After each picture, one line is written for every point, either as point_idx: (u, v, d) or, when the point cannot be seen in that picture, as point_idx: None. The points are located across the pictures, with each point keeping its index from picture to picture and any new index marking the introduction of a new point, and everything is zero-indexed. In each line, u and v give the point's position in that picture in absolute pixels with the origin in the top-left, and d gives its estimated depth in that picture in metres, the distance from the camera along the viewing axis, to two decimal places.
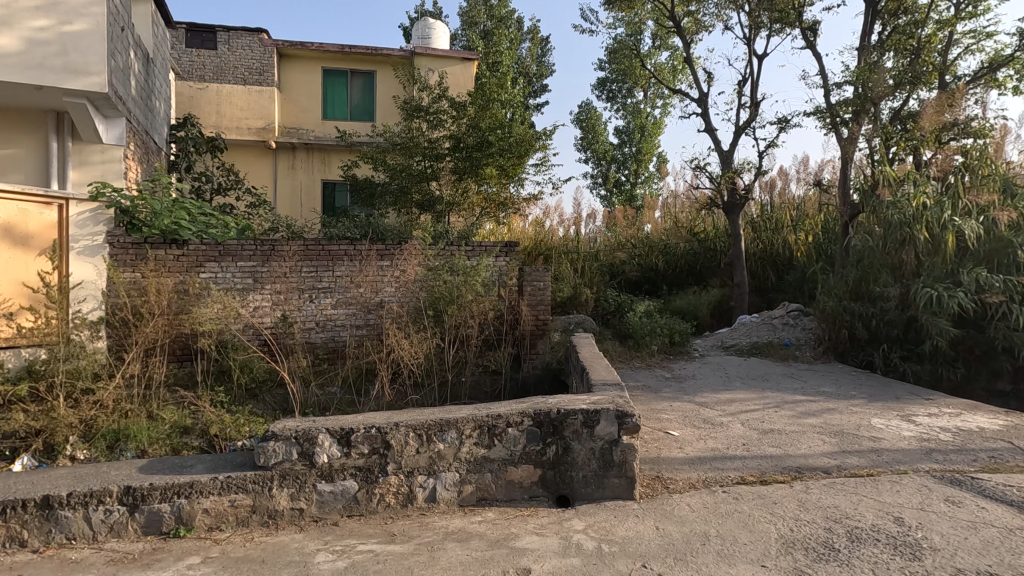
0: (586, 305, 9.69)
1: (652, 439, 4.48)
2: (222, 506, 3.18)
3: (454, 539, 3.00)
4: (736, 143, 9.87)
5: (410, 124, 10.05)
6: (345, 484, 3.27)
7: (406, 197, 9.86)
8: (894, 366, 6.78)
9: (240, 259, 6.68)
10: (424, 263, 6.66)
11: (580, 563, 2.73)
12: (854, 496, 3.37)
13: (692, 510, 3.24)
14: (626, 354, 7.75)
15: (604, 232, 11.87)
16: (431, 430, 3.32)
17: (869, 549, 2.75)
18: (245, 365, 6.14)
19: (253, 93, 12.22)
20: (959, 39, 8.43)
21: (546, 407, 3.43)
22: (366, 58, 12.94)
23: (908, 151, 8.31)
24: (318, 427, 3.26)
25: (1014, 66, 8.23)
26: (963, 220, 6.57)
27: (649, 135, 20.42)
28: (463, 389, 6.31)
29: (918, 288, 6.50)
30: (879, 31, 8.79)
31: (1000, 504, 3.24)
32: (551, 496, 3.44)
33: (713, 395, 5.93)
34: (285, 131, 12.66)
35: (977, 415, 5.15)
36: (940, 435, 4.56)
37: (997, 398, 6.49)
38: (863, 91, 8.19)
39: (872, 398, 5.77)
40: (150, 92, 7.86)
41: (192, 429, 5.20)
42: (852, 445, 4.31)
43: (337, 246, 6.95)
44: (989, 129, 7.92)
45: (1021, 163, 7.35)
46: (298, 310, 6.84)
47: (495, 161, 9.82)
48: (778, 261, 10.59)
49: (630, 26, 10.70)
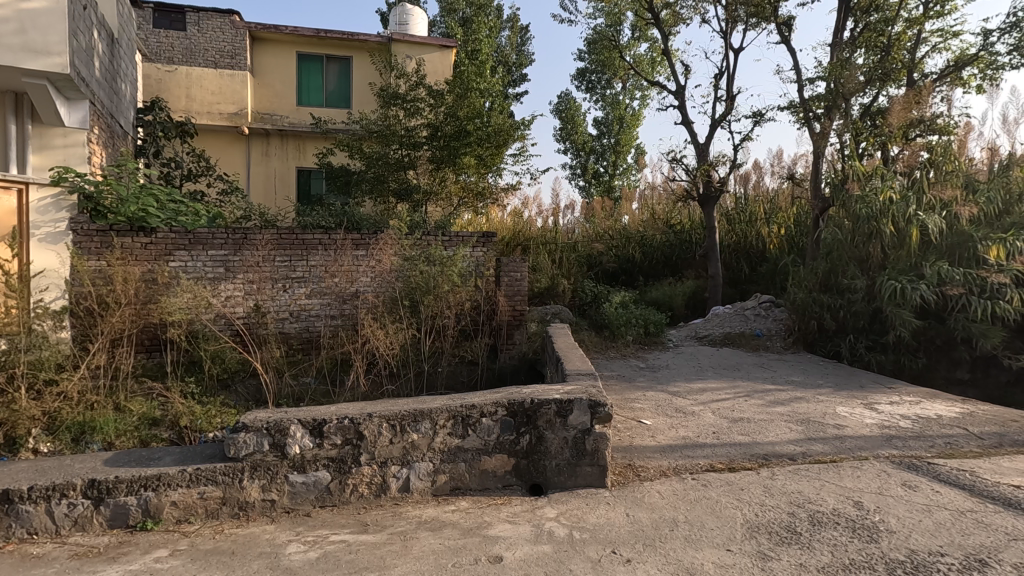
0: (563, 296, 9.73)
1: (625, 428, 4.56)
2: (191, 499, 3.14)
3: (427, 528, 3.01)
4: (712, 135, 9.99)
5: (387, 111, 9.90)
6: (317, 475, 3.25)
7: (382, 185, 9.76)
8: (859, 357, 6.98)
9: (211, 248, 6.55)
10: (400, 253, 6.59)
11: (551, 549, 2.77)
12: (817, 482, 3.48)
13: (662, 497, 3.32)
14: (602, 344, 7.83)
15: (582, 223, 11.97)
16: (404, 421, 3.32)
17: (829, 532, 2.85)
18: (217, 355, 6.05)
19: (225, 77, 11.90)
20: (927, 37, 8.63)
21: (519, 397, 3.45)
22: (341, 44, 12.70)
23: (877, 147, 8.56)
24: (289, 418, 3.22)
25: (978, 66, 8.48)
26: (928, 215, 6.74)
27: (628, 127, 20.51)
28: (440, 378, 6.31)
29: (883, 280, 6.70)
30: (851, 27, 8.94)
31: (954, 488, 3.39)
32: (524, 484, 3.48)
33: (686, 384, 6.05)
34: (258, 117, 12.39)
35: (936, 403, 5.37)
36: (900, 422, 4.73)
37: (955, 387, 6.69)
38: (836, 87, 8.34)
39: (838, 387, 5.94)
40: (115, 73, 7.59)
41: (161, 422, 5.21)
42: (817, 433, 4.44)
43: (312, 235, 6.85)
44: (953, 126, 8.20)
45: (982, 160, 7.60)
46: (272, 300, 6.76)
47: (473, 150, 9.76)
48: (751, 253, 10.81)
49: (610, 17, 10.66)
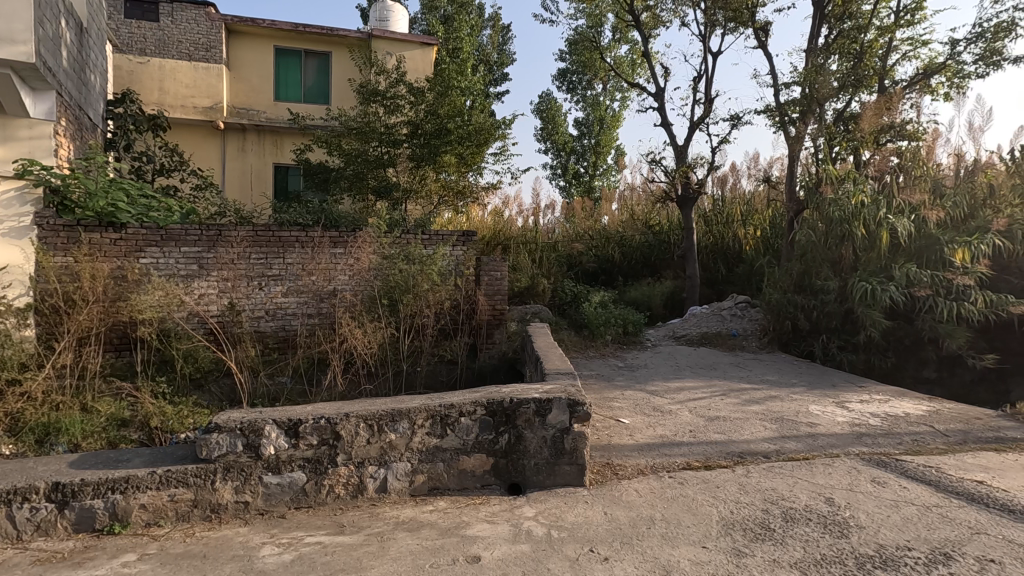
0: (543, 295, 9.73)
1: (603, 427, 4.58)
2: (161, 501, 3.06)
3: (405, 529, 2.99)
4: (691, 137, 10.11)
5: (367, 108, 9.78)
6: (293, 476, 3.20)
7: (361, 182, 9.67)
8: (832, 356, 7.14)
9: (185, 244, 6.40)
10: (379, 251, 6.54)
11: (529, 549, 2.77)
12: (791, 479, 3.55)
13: (640, 496, 3.34)
14: (581, 343, 7.87)
15: (563, 223, 12.02)
16: (382, 420, 3.29)
17: (802, 528, 2.90)
18: (190, 354, 5.91)
19: (200, 70, 11.65)
20: (898, 45, 8.87)
21: (499, 396, 3.44)
22: (320, 39, 12.53)
23: (849, 151, 8.76)
24: (263, 418, 3.16)
25: (945, 74, 8.73)
26: (897, 218, 6.90)
27: (609, 128, 20.62)
28: (418, 378, 6.28)
29: (855, 282, 6.85)
30: (825, 34, 9.14)
31: (921, 484, 3.48)
32: (503, 484, 3.47)
33: (664, 383, 6.11)
34: (234, 112, 12.15)
35: (904, 401, 5.52)
36: (870, 421, 4.85)
37: (922, 385, 6.88)
38: (810, 92, 8.51)
39: (811, 386, 6.06)
40: (84, 64, 7.36)
41: (131, 422, 5.08)
42: (791, 431, 4.53)
43: (289, 233, 6.74)
44: (921, 132, 8.44)
45: (949, 165, 7.83)
46: (247, 298, 6.63)
47: (454, 149, 9.70)
48: (728, 254, 10.98)
49: (591, 18, 10.72)
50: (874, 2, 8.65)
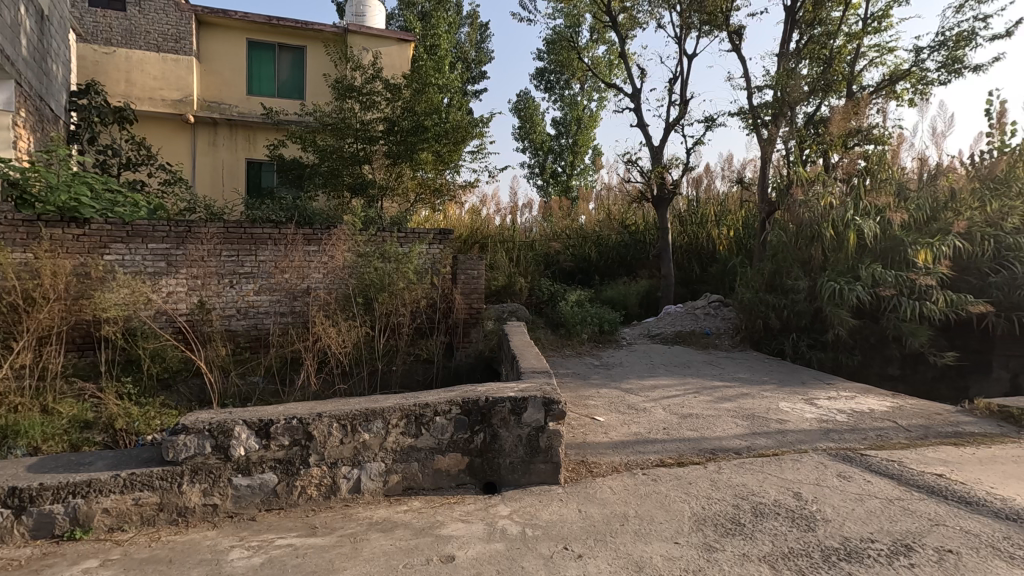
0: (520, 294, 9.74)
1: (579, 425, 4.61)
2: (125, 505, 2.97)
3: (378, 529, 2.96)
4: (666, 138, 10.23)
5: (342, 104, 9.64)
6: (263, 477, 3.14)
7: (337, 179, 9.55)
8: (801, 354, 7.31)
9: (152, 241, 6.23)
10: (353, 250, 6.47)
11: (503, 547, 2.77)
12: (761, 475, 3.62)
13: (614, 493, 3.37)
14: (558, 342, 7.91)
15: (540, 222, 12.08)
16: (355, 420, 3.25)
17: (770, 522, 2.96)
18: (157, 354, 5.75)
19: (169, 62, 11.35)
20: (866, 52, 9.12)
21: (474, 395, 3.43)
22: (295, 33, 12.30)
23: (819, 154, 8.98)
24: (233, 419, 3.10)
25: (910, 81, 9.01)
26: (864, 220, 7.10)
27: (586, 128, 20.74)
28: (393, 377, 6.24)
29: (823, 281, 7.03)
30: (797, 39, 9.34)
31: (884, 478, 3.59)
32: (478, 483, 3.47)
33: (639, 381, 6.18)
34: (205, 105, 11.87)
35: (869, 398, 5.68)
36: (837, 417, 4.98)
37: (887, 382, 7.10)
38: (782, 95, 8.69)
39: (781, 383, 6.20)
40: (45, 53, 7.10)
41: (95, 424, 4.91)
42: (761, 427, 4.62)
43: (261, 230, 6.61)
44: (887, 136, 8.70)
45: (913, 169, 8.09)
46: (217, 296, 6.48)
47: (431, 147, 9.63)
48: (702, 254, 11.16)
49: (569, 18, 10.77)
50: (843, 9, 8.88)
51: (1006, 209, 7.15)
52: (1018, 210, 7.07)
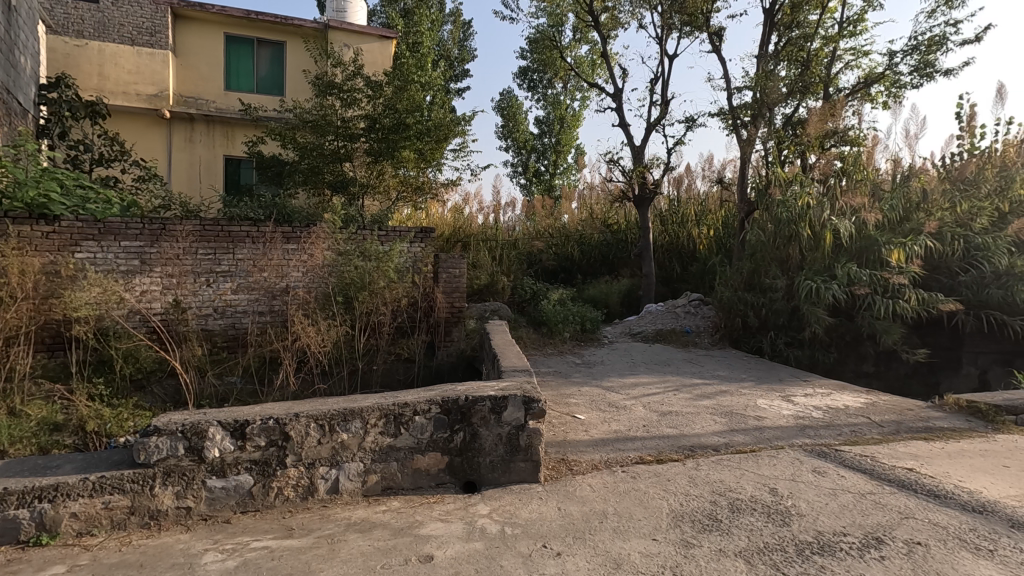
0: (503, 292, 9.67)
1: (559, 423, 4.62)
2: (94, 510, 2.90)
3: (356, 530, 2.93)
4: (647, 138, 10.31)
5: (322, 101, 9.54)
6: (238, 479, 3.09)
7: (317, 177, 9.45)
8: (779, 352, 7.43)
9: (125, 238, 6.09)
10: (333, 248, 6.40)
11: (482, 547, 2.76)
12: (737, 471, 3.67)
13: (593, 490, 3.39)
14: (540, 341, 7.93)
15: (523, 221, 12.07)
16: (333, 420, 3.21)
17: (747, 518, 3.00)
18: (130, 354, 5.63)
19: (143, 55, 11.12)
20: (841, 55, 9.29)
21: (454, 394, 3.42)
22: (274, 28, 12.12)
23: (797, 155, 9.13)
24: (207, 420, 3.05)
25: (884, 84, 9.20)
26: (840, 220, 7.23)
27: (569, 127, 20.79)
28: (375, 377, 6.22)
29: (801, 280, 7.14)
30: (775, 41, 9.48)
31: (857, 472, 3.66)
32: (458, 482, 3.46)
33: (620, 379, 6.22)
34: (181, 100, 11.63)
35: (844, 394, 5.79)
36: (813, 413, 5.07)
37: (862, 379, 7.24)
38: (760, 97, 8.82)
39: (759, 381, 6.29)
40: (12, 44, 6.91)
41: (64, 427, 4.75)
42: (739, 424, 4.68)
43: (239, 228, 6.50)
44: (862, 138, 8.88)
45: (887, 170, 8.26)
46: (193, 295, 6.36)
47: (412, 144, 9.55)
48: (683, 253, 11.27)
49: (552, 17, 10.80)
50: (820, 12, 9.03)
51: (975, 210, 7.33)
52: (986, 210, 7.26)
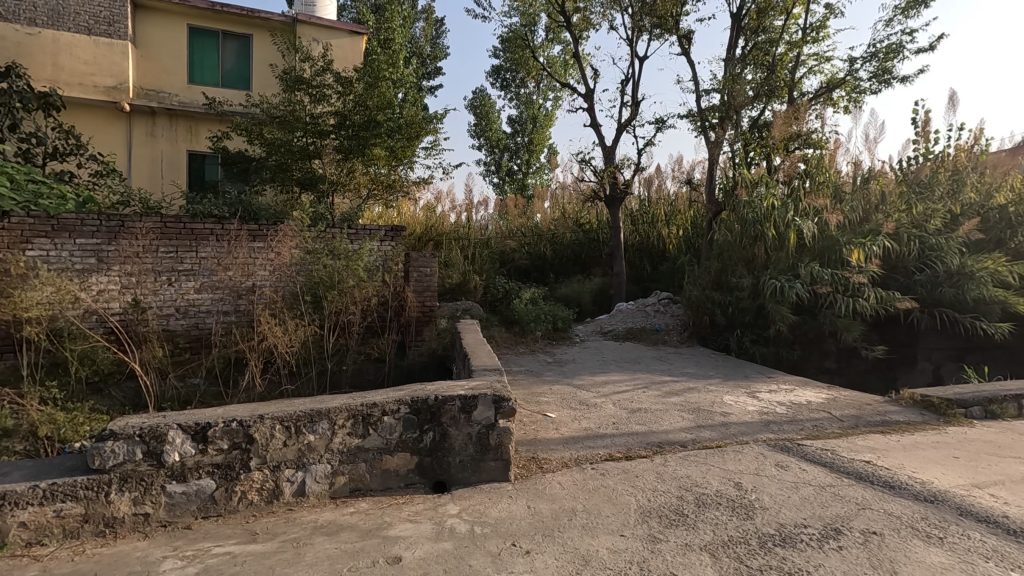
0: (475, 291, 9.62)
1: (530, 422, 4.64)
2: (44, 518, 2.78)
3: (323, 533, 2.88)
4: (618, 139, 10.41)
5: (291, 96, 9.37)
6: (200, 484, 3.01)
7: (285, 174, 9.27)
8: (745, 349, 7.61)
9: (80, 235, 5.87)
10: (301, 246, 6.27)
11: (451, 546, 2.75)
12: (704, 467, 3.73)
13: (563, 488, 3.41)
14: (512, 340, 7.94)
15: (496, 220, 12.07)
16: (300, 421, 3.15)
17: (712, 512, 3.06)
18: (86, 356, 5.43)
19: (101, 46, 10.72)
20: (805, 60, 9.55)
21: (423, 394, 3.39)
22: (240, 21, 11.82)
23: (762, 157, 9.36)
24: (167, 423, 2.95)
25: (845, 89, 9.49)
26: (803, 221, 7.43)
27: (542, 126, 20.84)
28: (344, 378, 6.18)
29: (766, 279, 7.32)
30: (742, 45, 9.68)
31: (817, 466, 3.77)
32: (428, 482, 3.43)
33: (591, 377, 6.28)
34: (141, 93, 11.25)
35: (807, 390, 5.96)
36: (777, 409, 5.20)
37: (824, 375, 7.44)
38: (728, 99, 9.00)
39: (725, 378, 6.42)
40: None
41: (14, 433, 4.49)
42: (706, 421, 4.77)
43: (202, 225, 6.33)
44: (825, 141, 9.15)
45: (848, 172, 8.52)
46: (154, 295, 6.16)
47: (384, 142, 9.40)
48: (653, 253, 11.44)
49: (524, 17, 10.81)
50: (785, 18, 9.26)
51: (930, 212, 7.63)
52: (939, 212, 7.57)
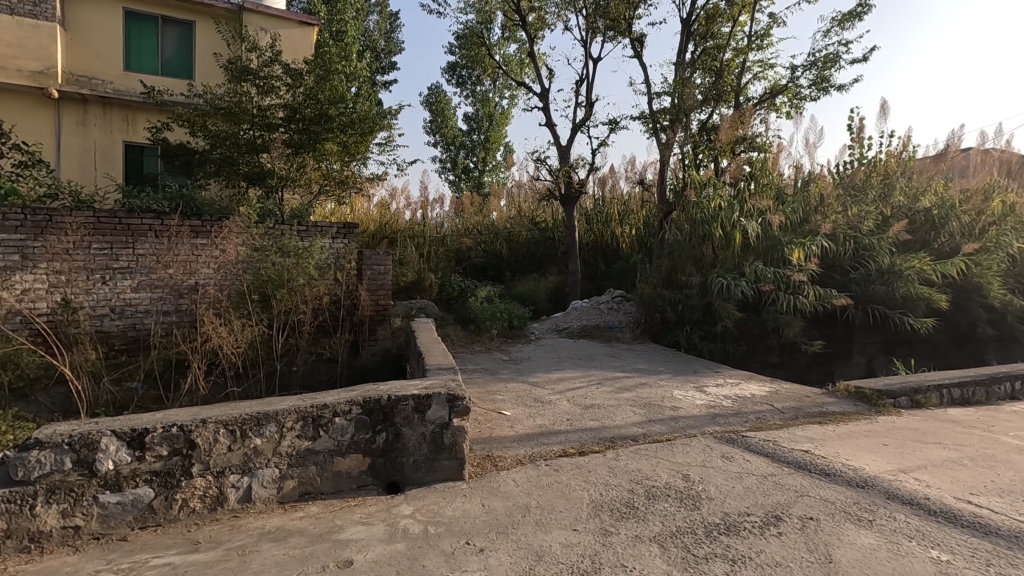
0: (431, 290, 9.54)
1: (485, 420, 4.64)
2: None
3: (271, 539, 2.80)
4: (573, 138, 10.54)
5: (237, 87, 9.03)
6: (137, 492, 2.86)
7: (231, 168, 8.93)
8: (694, 345, 7.86)
9: (2, 231, 5.49)
10: (248, 243, 6.06)
11: (404, 547, 2.72)
12: (654, 460, 3.84)
13: (517, 485, 3.43)
14: (467, 338, 7.93)
15: (451, 218, 12.00)
16: (245, 425, 3.05)
17: (661, 504, 3.15)
18: (10, 359, 5.09)
19: (26, 27, 10.02)
20: (750, 67, 9.94)
21: (376, 394, 3.34)
22: (180, 6, 11.25)
23: (710, 159, 9.68)
24: (99, 430, 2.80)
25: (788, 95, 9.93)
26: (748, 221, 7.74)
27: (498, 124, 20.84)
28: (295, 378, 5.98)
29: (713, 277, 7.58)
30: (692, 50, 9.98)
31: (760, 456, 3.94)
32: (381, 483, 3.38)
33: (546, 375, 6.34)
34: (71, 79, 10.57)
35: (751, 384, 6.22)
36: (723, 402, 5.40)
37: (769, 369, 7.70)
38: (678, 102, 9.26)
39: (675, 373, 6.62)
40: None
41: None
42: (656, 415, 4.91)
43: (139, 221, 6.05)
44: (768, 145, 9.56)
45: (790, 175, 8.92)
46: (86, 294, 5.83)
47: (336, 137, 9.13)
48: (607, 251, 11.65)
49: (480, 14, 10.78)
50: (731, 25, 9.60)
51: (863, 214, 8.09)
52: (871, 215, 8.03)
